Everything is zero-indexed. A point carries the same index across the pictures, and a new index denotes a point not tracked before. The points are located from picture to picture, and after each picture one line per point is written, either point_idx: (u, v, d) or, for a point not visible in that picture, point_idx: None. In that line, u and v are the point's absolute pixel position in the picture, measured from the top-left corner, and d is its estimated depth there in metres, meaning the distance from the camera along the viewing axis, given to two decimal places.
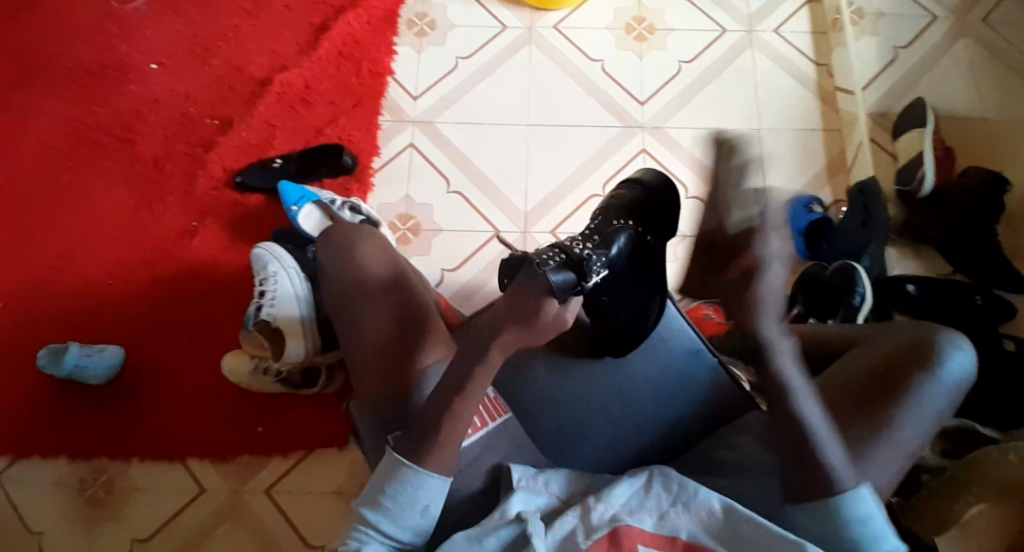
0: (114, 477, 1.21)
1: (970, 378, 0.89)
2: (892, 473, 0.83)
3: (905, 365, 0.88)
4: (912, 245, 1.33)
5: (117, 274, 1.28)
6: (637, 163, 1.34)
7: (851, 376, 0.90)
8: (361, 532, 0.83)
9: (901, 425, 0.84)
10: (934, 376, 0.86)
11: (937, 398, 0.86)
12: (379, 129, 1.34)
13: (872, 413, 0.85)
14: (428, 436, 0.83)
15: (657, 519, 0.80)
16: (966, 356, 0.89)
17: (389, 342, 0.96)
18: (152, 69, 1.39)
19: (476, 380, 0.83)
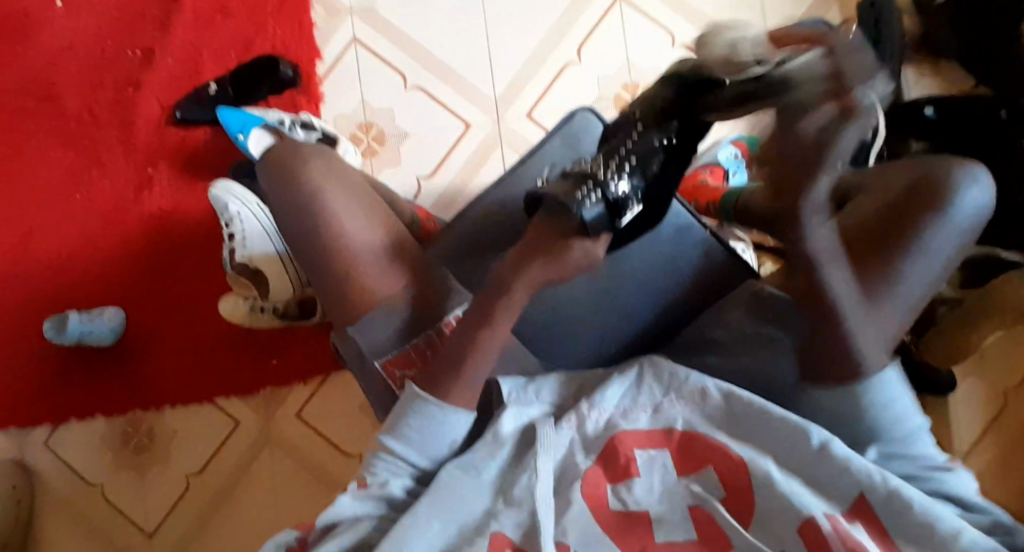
0: (152, 428, 1.25)
1: (985, 214, 0.80)
2: (890, 331, 0.79)
3: (912, 209, 0.79)
4: (929, 62, 1.19)
5: (88, 240, 1.22)
6: (609, 18, 1.18)
7: (852, 227, 0.80)
8: (384, 460, 0.77)
9: (904, 278, 0.78)
10: (944, 218, 0.78)
11: (946, 238, 0.78)
12: (313, 27, 1.19)
13: (872, 274, 0.78)
14: (441, 378, 0.78)
15: (652, 414, 0.79)
16: (981, 188, 0.79)
17: (342, 290, 0.86)
18: (57, 7, 1.23)
19: (496, 320, 0.79)
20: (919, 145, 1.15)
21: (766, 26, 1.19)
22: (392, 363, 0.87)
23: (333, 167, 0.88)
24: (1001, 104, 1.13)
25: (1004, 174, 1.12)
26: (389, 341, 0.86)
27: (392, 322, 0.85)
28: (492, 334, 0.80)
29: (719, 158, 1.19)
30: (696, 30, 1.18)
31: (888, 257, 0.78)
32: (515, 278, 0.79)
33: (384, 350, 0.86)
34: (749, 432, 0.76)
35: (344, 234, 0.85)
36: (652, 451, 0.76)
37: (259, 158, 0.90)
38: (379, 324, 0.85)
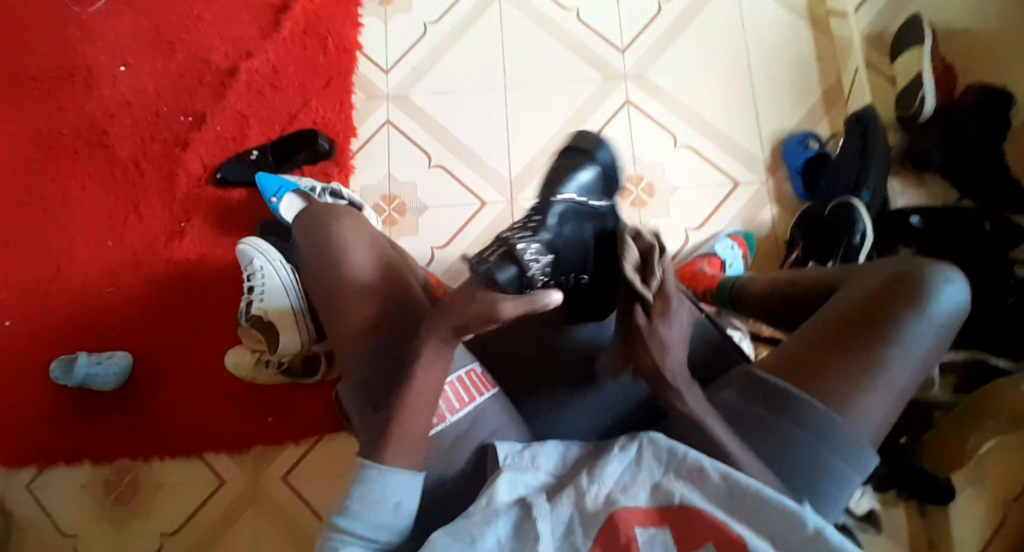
0: (138, 476, 1.23)
1: (961, 314, 0.86)
2: (878, 419, 0.82)
3: (894, 304, 0.84)
4: (914, 174, 1.25)
5: (113, 281, 1.29)
6: (620, 117, 1.28)
7: (837, 318, 0.86)
8: (337, 536, 0.75)
9: (889, 368, 0.82)
10: (921, 314, 0.84)
11: (925, 336, 0.84)
12: (353, 108, 1.31)
13: (859, 360, 0.82)
14: (376, 439, 0.77)
15: (652, 491, 0.73)
16: (958, 287, 0.86)
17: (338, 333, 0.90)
18: (121, 70, 1.36)
19: (418, 372, 0.77)
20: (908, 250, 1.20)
21: (762, 134, 1.28)
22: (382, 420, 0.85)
23: (358, 223, 0.96)
24: (986, 217, 1.18)
25: (992, 283, 1.15)
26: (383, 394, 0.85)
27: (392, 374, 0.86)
28: (413, 385, 0.77)
29: (718, 249, 1.20)
30: (699, 133, 1.28)
31: (872, 345, 0.83)
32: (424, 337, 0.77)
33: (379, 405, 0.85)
34: (749, 513, 0.70)
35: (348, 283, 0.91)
36: (653, 529, 0.69)
37: (299, 214, 0.99)
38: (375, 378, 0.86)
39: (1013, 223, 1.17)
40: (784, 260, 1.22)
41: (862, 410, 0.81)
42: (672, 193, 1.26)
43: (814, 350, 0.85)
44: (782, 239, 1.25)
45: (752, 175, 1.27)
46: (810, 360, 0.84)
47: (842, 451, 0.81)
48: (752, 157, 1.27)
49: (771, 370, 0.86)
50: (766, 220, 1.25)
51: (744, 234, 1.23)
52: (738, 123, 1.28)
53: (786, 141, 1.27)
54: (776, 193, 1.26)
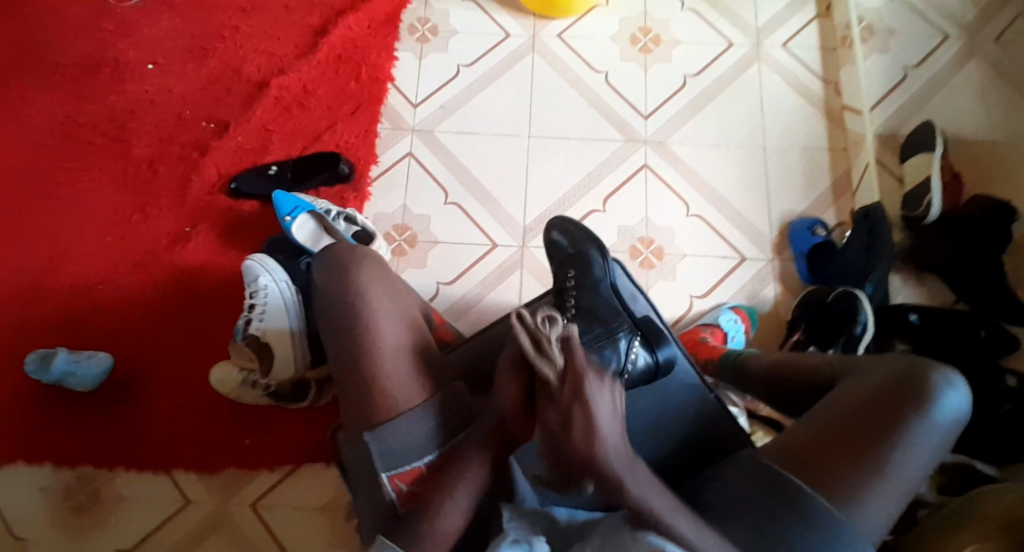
0: (103, 484, 1.18)
1: (964, 420, 0.85)
2: (882, 517, 0.81)
3: (902, 399, 0.84)
4: (915, 272, 1.30)
5: (106, 278, 1.26)
6: (637, 178, 1.31)
7: (843, 409, 0.86)
8: None
9: (892, 467, 0.81)
10: (926, 415, 0.83)
11: (929, 437, 0.83)
12: (378, 136, 1.32)
13: (866, 455, 0.82)
14: (413, 530, 0.76)
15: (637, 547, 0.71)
16: (961, 394, 0.85)
17: (365, 380, 0.85)
18: (149, 68, 1.36)
19: (471, 469, 0.79)
20: (903, 346, 1.23)
21: (772, 215, 1.31)
22: (401, 477, 0.82)
23: (382, 273, 0.91)
24: (981, 324, 1.20)
25: (984, 390, 1.16)
26: (407, 452, 0.82)
27: (415, 431, 0.82)
28: (463, 482, 0.78)
29: (720, 320, 1.22)
30: (711, 205, 1.31)
31: (878, 444, 0.82)
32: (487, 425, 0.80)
33: (399, 461, 0.82)
34: None
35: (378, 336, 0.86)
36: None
37: (316, 256, 0.93)
38: (398, 432, 0.81)
39: (1004, 330, 1.21)
40: (784, 342, 1.24)
41: (869, 507, 0.80)
42: (679, 259, 1.28)
43: (819, 445, 0.84)
44: (782, 319, 1.27)
45: (759, 252, 1.29)
46: (816, 452, 0.84)
47: (845, 548, 0.79)
48: (760, 235, 1.30)
49: (778, 458, 0.86)
50: (768, 298, 1.27)
51: (747, 307, 1.25)
52: (749, 200, 1.31)
53: (795, 224, 1.30)
54: (780, 273, 1.29)
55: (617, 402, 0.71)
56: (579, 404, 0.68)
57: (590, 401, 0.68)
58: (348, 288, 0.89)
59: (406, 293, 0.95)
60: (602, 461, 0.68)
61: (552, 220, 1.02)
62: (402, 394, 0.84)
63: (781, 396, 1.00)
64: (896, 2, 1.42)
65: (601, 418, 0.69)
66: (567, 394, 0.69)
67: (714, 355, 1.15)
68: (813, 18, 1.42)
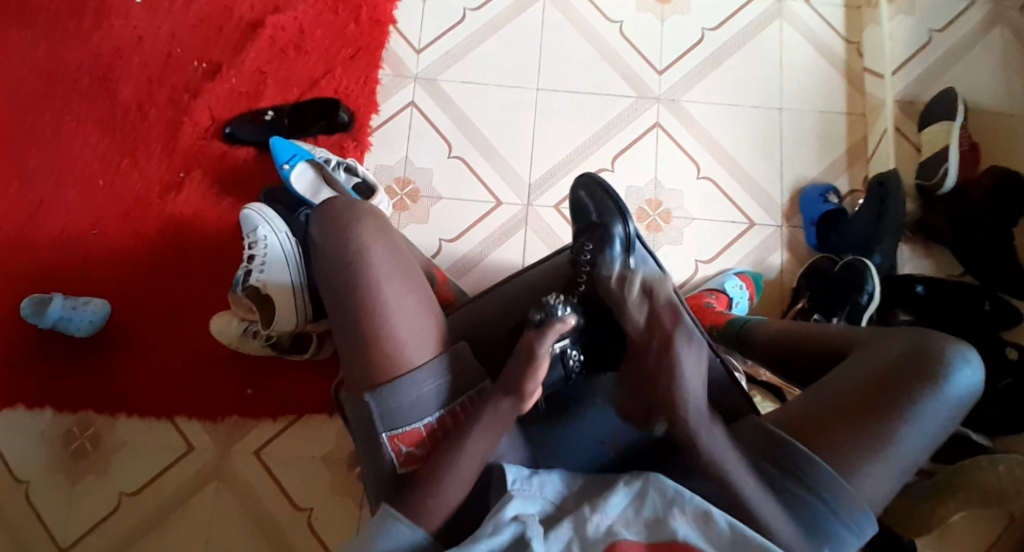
0: (100, 433, 1.17)
1: (976, 393, 0.82)
2: (883, 489, 0.78)
3: (913, 374, 0.80)
4: (922, 242, 1.28)
5: (98, 223, 1.22)
6: (647, 137, 1.26)
7: (852, 382, 0.82)
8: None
9: (899, 441, 0.78)
10: (937, 390, 0.80)
11: (939, 411, 0.80)
12: (378, 84, 1.26)
13: (874, 425, 0.78)
14: (414, 494, 0.75)
15: (651, 527, 0.70)
16: (974, 369, 0.82)
17: (368, 344, 0.82)
18: (137, 2, 1.29)
19: (473, 431, 0.77)
20: (905, 318, 1.22)
21: (783, 180, 1.28)
22: (401, 438, 0.81)
23: (382, 230, 0.87)
24: (986, 297, 1.19)
25: (987, 364, 1.16)
26: (408, 413, 0.81)
27: (414, 391, 0.81)
28: (465, 446, 0.77)
29: (726, 286, 1.20)
30: (722, 168, 1.27)
31: (887, 417, 0.79)
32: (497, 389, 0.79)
33: (400, 422, 0.81)
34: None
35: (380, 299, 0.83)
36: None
37: (312, 211, 0.89)
38: (400, 393, 0.81)
39: (1007, 304, 1.20)
40: (788, 309, 1.23)
41: (870, 476, 0.77)
42: (686, 223, 1.25)
43: (826, 414, 0.81)
44: (787, 285, 1.25)
45: (767, 218, 1.27)
46: (821, 419, 0.80)
47: (845, 517, 0.76)
48: (769, 200, 1.27)
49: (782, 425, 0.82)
50: (774, 265, 1.26)
51: (752, 274, 1.23)
52: (761, 164, 1.28)
53: (807, 190, 1.27)
54: (788, 240, 1.26)
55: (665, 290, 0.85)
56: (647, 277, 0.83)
57: (679, 356, 0.76)
58: (347, 246, 0.85)
59: (407, 253, 0.92)
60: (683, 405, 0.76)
61: (579, 180, 0.94)
62: (406, 356, 0.82)
63: (788, 368, 0.98)
64: None
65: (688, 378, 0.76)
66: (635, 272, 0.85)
67: (719, 321, 1.14)
68: None
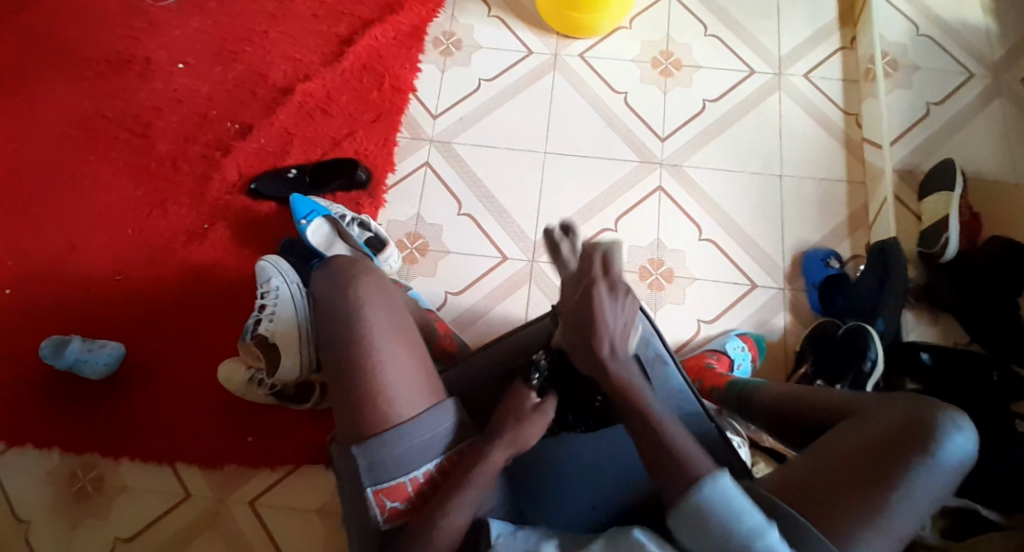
0: (105, 474, 1.20)
1: (971, 463, 0.83)
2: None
3: (903, 444, 0.82)
4: (929, 311, 1.28)
5: (122, 271, 1.28)
6: (650, 200, 1.31)
7: (840, 447, 0.84)
8: None
9: (893, 511, 0.79)
10: (930, 460, 0.81)
11: (934, 482, 0.81)
12: (396, 146, 1.34)
13: (866, 494, 0.80)
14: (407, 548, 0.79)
15: None
16: (966, 438, 0.83)
17: (359, 398, 0.85)
18: (178, 68, 1.39)
19: (466, 485, 0.80)
20: (913, 386, 1.20)
21: (785, 244, 1.30)
22: (385, 493, 0.84)
23: (381, 287, 0.91)
24: (995, 368, 1.18)
25: (999, 434, 1.13)
26: (394, 468, 0.84)
27: (403, 445, 0.84)
28: (461, 500, 0.79)
29: (727, 346, 1.21)
30: (724, 231, 1.30)
31: (880, 484, 0.80)
32: (492, 444, 0.81)
33: (385, 477, 0.84)
34: None
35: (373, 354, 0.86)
36: None
37: (317, 268, 0.94)
38: (388, 448, 0.83)
39: (1019, 376, 1.18)
40: (790, 375, 1.22)
41: (866, 546, 0.77)
42: (688, 282, 1.28)
43: (820, 479, 0.82)
44: (790, 348, 1.26)
45: (770, 280, 1.29)
46: (813, 487, 0.82)
47: None
48: (771, 263, 1.29)
49: (776, 490, 0.83)
50: (778, 327, 1.27)
51: (754, 336, 1.24)
52: (763, 229, 1.31)
53: (809, 254, 1.29)
54: (791, 303, 1.28)
55: (629, 308, 0.79)
56: (591, 315, 0.78)
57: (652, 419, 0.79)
58: (346, 301, 0.89)
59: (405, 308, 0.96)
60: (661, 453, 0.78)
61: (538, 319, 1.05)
62: (399, 410, 0.85)
63: (789, 431, 0.98)
64: (922, 37, 1.40)
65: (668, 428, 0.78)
66: (579, 297, 0.78)
67: (719, 383, 1.14)
68: (835, 50, 1.41)
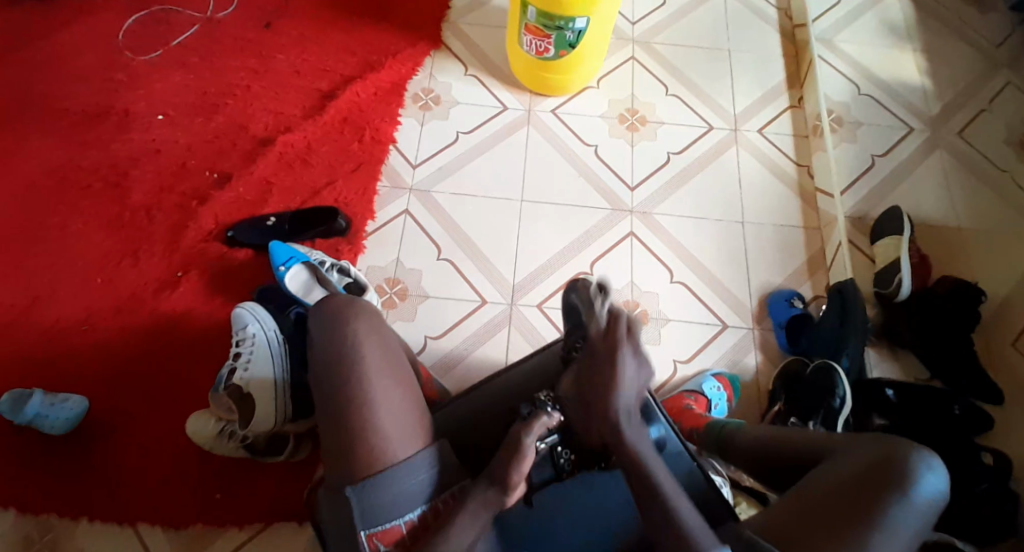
0: (62, 534, 1.13)
1: (943, 502, 0.86)
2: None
3: (879, 484, 0.85)
4: (888, 347, 1.33)
5: (91, 320, 1.25)
6: (623, 245, 1.36)
7: (821, 490, 0.87)
8: None
9: (871, 549, 0.81)
10: (904, 499, 0.84)
11: (908, 521, 0.83)
12: (375, 194, 1.36)
13: (849, 536, 0.82)
14: None
15: None
16: (938, 477, 0.86)
17: (352, 437, 0.84)
18: (158, 120, 1.41)
19: (461, 518, 0.79)
20: (880, 421, 1.24)
21: (751, 286, 1.36)
22: (379, 536, 0.82)
23: (377, 328, 0.91)
24: (955, 401, 1.23)
25: (963, 467, 1.17)
26: (389, 510, 0.82)
27: (399, 485, 0.83)
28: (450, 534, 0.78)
29: (703, 387, 1.24)
30: (693, 274, 1.36)
31: (857, 525, 0.82)
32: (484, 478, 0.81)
33: (380, 519, 0.82)
34: None
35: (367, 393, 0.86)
36: None
37: (313, 307, 0.93)
38: (383, 487, 0.82)
39: (976, 407, 1.24)
40: (765, 412, 1.26)
41: None
42: (662, 323, 1.32)
43: (802, 521, 0.84)
44: (763, 387, 1.29)
45: (739, 320, 1.33)
46: (797, 531, 0.84)
47: None
48: (739, 304, 1.35)
49: (761, 530, 0.85)
50: (749, 366, 1.30)
51: (728, 376, 1.27)
52: (730, 272, 1.37)
53: (772, 296, 1.35)
54: (760, 342, 1.32)
55: (644, 375, 0.80)
56: (610, 365, 0.78)
57: (619, 353, 0.78)
58: (344, 340, 0.89)
59: (398, 348, 0.95)
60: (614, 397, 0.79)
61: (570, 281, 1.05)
62: (392, 449, 0.84)
63: (770, 472, 0.99)
64: (863, 96, 1.53)
65: (624, 372, 0.78)
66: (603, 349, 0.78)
67: (698, 424, 1.16)
68: (786, 107, 1.53)
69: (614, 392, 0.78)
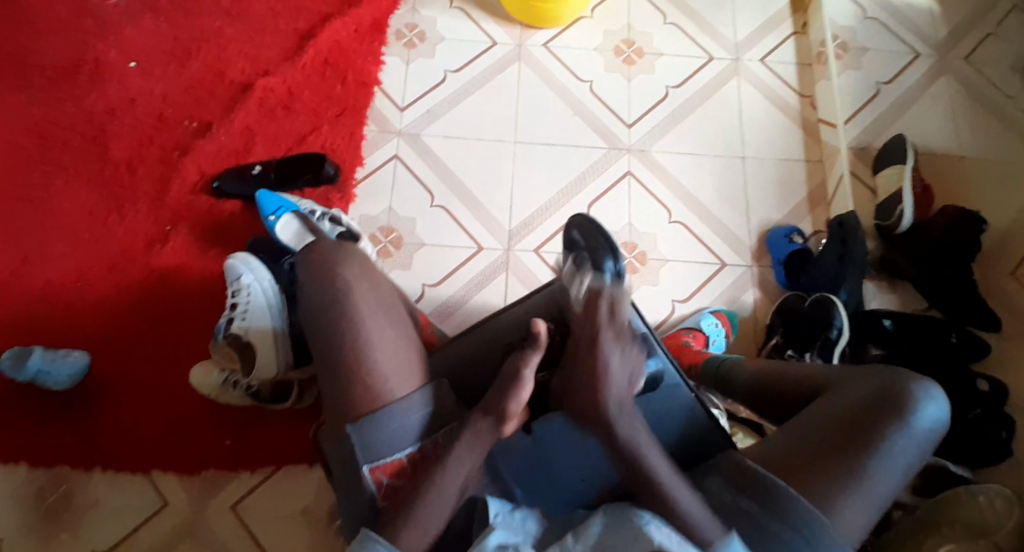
0: (74, 488, 1.15)
1: (942, 430, 0.86)
2: (861, 523, 0.80)
3: (878, 414, 0.84)
4: (888, 279, 1.32)
5: (82, 277, 1.23)
6: (620, 185, 1.33)
7: (820, 423, 0.85)
8: None
9: (869, 477, 0.81)
10: (904, 428, 0.83)
11: (906, 451, 0.83)
12: (363, 139, 1.33)
13: (847, 463, 0.81)
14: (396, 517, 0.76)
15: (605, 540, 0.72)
16: (938, 406, 0.85)
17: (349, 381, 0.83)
18: (131, 67, 1.35)
19: (457, 452, 0.79)
20: (876, 351, 1.22)
21: (750, 223, 1.34)
22: (381, 470, 0.81)
23: (365, 272, 0.89)
24: (952, 330, 1.22)
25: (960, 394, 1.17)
26: (387, 446, 0.81)
27: (396, 423, 0.82)
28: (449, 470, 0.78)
29: (702, 323, 1.23)
30: (692, 212, 1.33)
31: (856, 454, 0.82)
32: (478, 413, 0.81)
33: (380, 454, 0.81)
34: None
35: (359, 334, 0.84)
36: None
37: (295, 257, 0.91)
38: (381, 425, 0.81)
39: (973, 336, 1.22)
40: (763, 346, 1.26)
41: (846, 514, 0.79)
42: (661, 264, 1.30)
43: (800, 452, 0.84)
44: (761, 323, 1.29)
45: (738, 258, 1.32)
46: (795, 463, 0.83)
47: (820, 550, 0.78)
48: (738, 241, 1.33)
49: (759, 462, 0.85)
50: (748, 303, 1.30)
51: (727, 312, 1.27)
52: (729, 209, 1.34)
53: (772, 232, 1.33)
54: (759, 279, 1.31)
55: (630, 359, 0.79)
56: (590, 361, 0.77)
57: (603, 353, 0.77)
58: (332, 285, 0.87)
59: (392, 293, 0.93)
60: (605, 393, 0.77)
61: None
62: (390, 390, 0.83)
63: (769, 406, 0.99)
64: (869, 20, 1.47)
65: (612, 372, 0.77)
66: (582, 351, 0.78)
67: (697, 361, 1.16)
68: (789, 34, 1.47)
69: (603, 390, 0.77)
